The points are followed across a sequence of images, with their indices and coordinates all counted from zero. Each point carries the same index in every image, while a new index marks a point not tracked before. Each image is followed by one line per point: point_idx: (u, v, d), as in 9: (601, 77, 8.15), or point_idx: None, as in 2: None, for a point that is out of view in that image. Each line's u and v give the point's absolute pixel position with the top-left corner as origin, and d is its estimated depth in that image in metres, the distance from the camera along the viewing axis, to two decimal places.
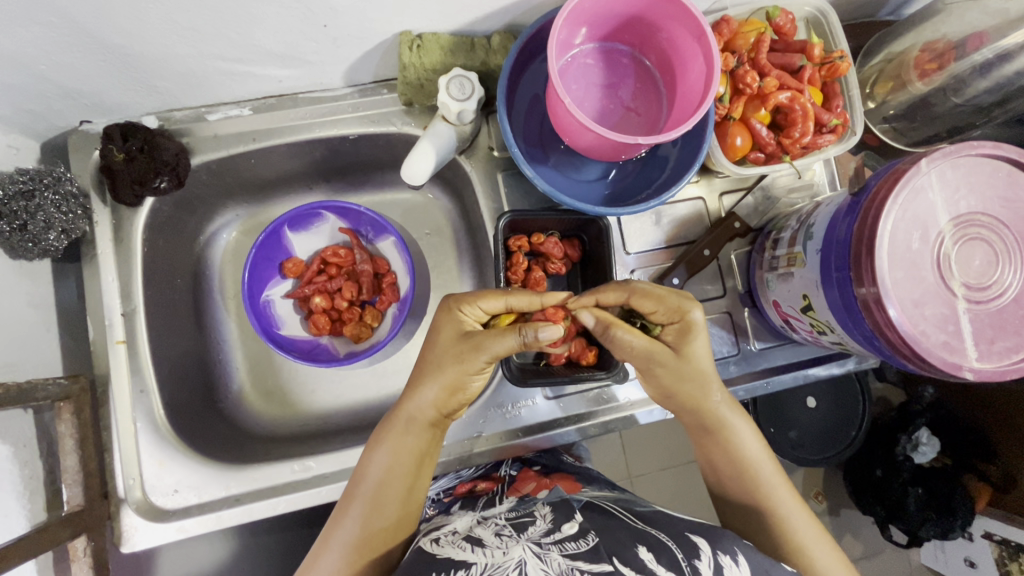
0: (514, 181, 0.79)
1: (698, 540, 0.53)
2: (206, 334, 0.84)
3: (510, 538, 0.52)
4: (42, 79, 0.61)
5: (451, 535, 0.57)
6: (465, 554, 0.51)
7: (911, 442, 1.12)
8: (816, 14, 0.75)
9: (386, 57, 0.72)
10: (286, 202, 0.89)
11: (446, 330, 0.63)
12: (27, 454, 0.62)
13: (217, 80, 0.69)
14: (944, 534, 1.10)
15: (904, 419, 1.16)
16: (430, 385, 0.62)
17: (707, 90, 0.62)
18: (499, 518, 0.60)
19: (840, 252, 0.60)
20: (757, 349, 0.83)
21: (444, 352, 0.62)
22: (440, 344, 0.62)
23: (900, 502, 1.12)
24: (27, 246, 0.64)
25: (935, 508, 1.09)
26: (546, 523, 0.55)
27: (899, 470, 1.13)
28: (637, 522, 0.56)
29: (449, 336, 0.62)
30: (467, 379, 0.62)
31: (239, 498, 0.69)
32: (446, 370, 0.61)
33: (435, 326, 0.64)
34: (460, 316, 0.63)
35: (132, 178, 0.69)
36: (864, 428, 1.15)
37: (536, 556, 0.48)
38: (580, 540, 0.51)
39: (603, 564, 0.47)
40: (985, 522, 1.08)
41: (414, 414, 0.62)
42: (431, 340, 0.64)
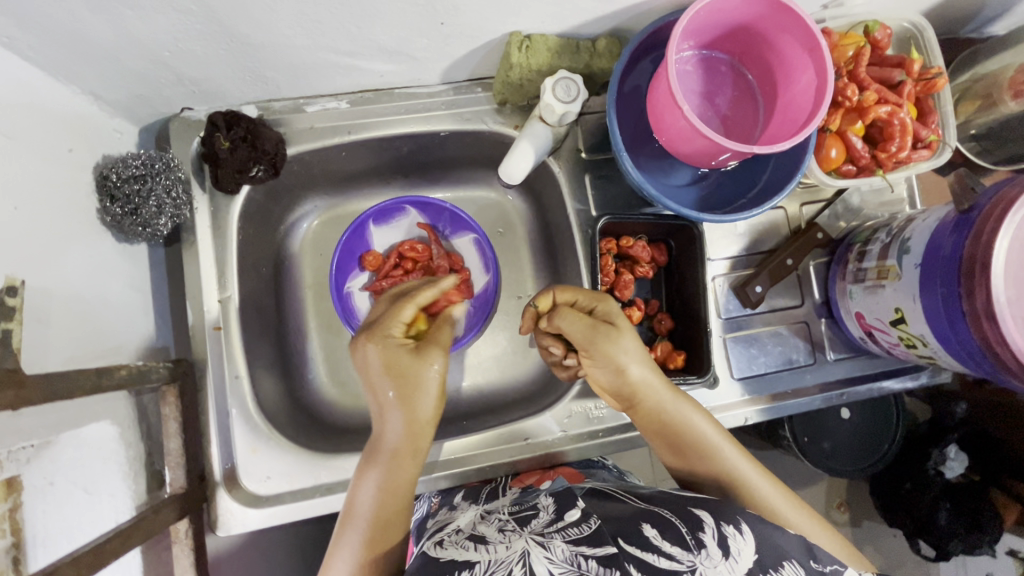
0: (600, 184, 0.80)
1: (700, 513, 0.53)
2: (285, 322, 0.84)
3: (514, 531, 0.53)
4: (163, 65, 0.62)
5: (454, 535, 0.57)
6: (467, 553, 0.50)
7: (940, 457, 1.13)
8: (912, 29, 0.75)
9: (488, 56, 0.72)
10: (366, 195, 0.90)
11: (388, 355, 0.63)
12: (131, 435, 0.63)
13: (324, 72, 0.70)
14: (969, 548, 1.10)
15: (935, 432, 1.17)
16: (401, 408, 0.62)
17: (818, 103, 0.62)
18: (502, 513, 0.61)
19: (946, 267, 0.61)
20: (832, 359, 0.83)
21: (392, 377, 0.63)
22: (382, 371, 0.63)
23: (929, 516, 1.13)
24: (137, 229, 0.65)
25: (964, 522, 1.10)
26: (550, 514, 0.55)
27: (930, 485, 1.13)
28: (641, 504, 0.57)
29: (395, 355, 0.63)
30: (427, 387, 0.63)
31: (329, 487, 0.70)
32: (401, 387, 0.62)
33: (382, 348, 0.64)
34: (386, 336, 0.65)
35: (234, 167, 0.70)
36: (897, 442, 1.17)
37: (540, 545, 0.47)
38: (582, 525, 0.50)
39: (607, 546, 0.46)
40: (1010, 540, 1.11)
41: (389, 442, 0.62)
42: (382, 364, 0.63)
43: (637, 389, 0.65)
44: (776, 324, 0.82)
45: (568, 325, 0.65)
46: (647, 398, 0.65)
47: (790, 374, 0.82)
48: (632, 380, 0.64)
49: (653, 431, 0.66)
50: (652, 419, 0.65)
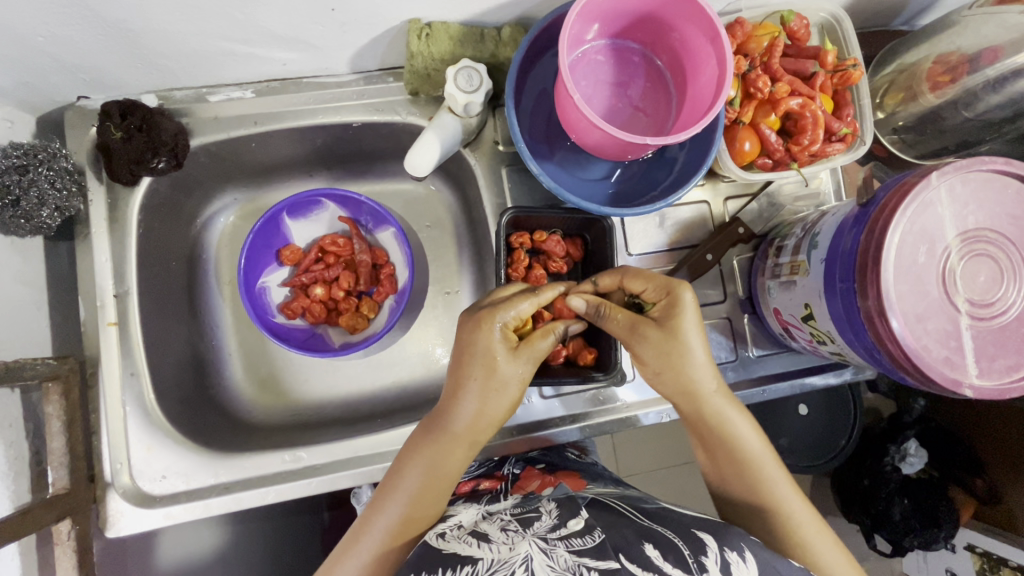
0: (518, 177, 0.79)
1: (705, 537, 0.52)
2: (200, 318, 0.82)
3: (516, 533, 0.53)
4: (40, 52, 0.60)
5: (457, 529, 0.58)
6: (470, 550, 0.52)
7: (899, 452, 1.11)
8: (830, 20, 0.74)
9: (394, 45, 0.70)
10: (288, 188, 0.88)
11: (485, 343, 0.60)
12: (13, 434, 0.60)
13: (221, 60, 0.68)
14: (929, 544, 1.09)
15: (894, 430, 1.15)
16: (478, 392, 0.61)
17: (718, 93, 0.61)
18: (505, 514, 0.60)
19: (845, 263, 0.60)
20: (755, 356, 0.82)
21: (484, 368, 0.60)
22: (483, 359, 0.60)
23: (886, 511, 1.11)
24: (20, 222, 0.63)
25: (920, 517, 1.08)
26: (553, 519, 0.55)
27: (886, 480, 1.11)
28: (644, 520, 0.56)
29: (496, 349, 0.60)
30: (508, 383, 0.61)
31: (228, 486, 0.68)
32: (485, 377, 0.61)
33: (485, 341, 0.60)
34: (495, 326, 0.60)
35: (129, 157, 0.68)
36: (853, 438, 1.15)
37: (542, 552, 0.48)
38: (586, 536, 0.51)
39: (609, 561, 0.46)
40: (968, 534, 1.07)
41: (458, 427, 0.62)
42: (482, 355, 0.61)
43: (683, 381, 0.61)
44: None
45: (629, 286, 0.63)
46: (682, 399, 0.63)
47: None
48: (687, 378, 0.61)
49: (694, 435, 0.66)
50: (696, 423, 0.64)
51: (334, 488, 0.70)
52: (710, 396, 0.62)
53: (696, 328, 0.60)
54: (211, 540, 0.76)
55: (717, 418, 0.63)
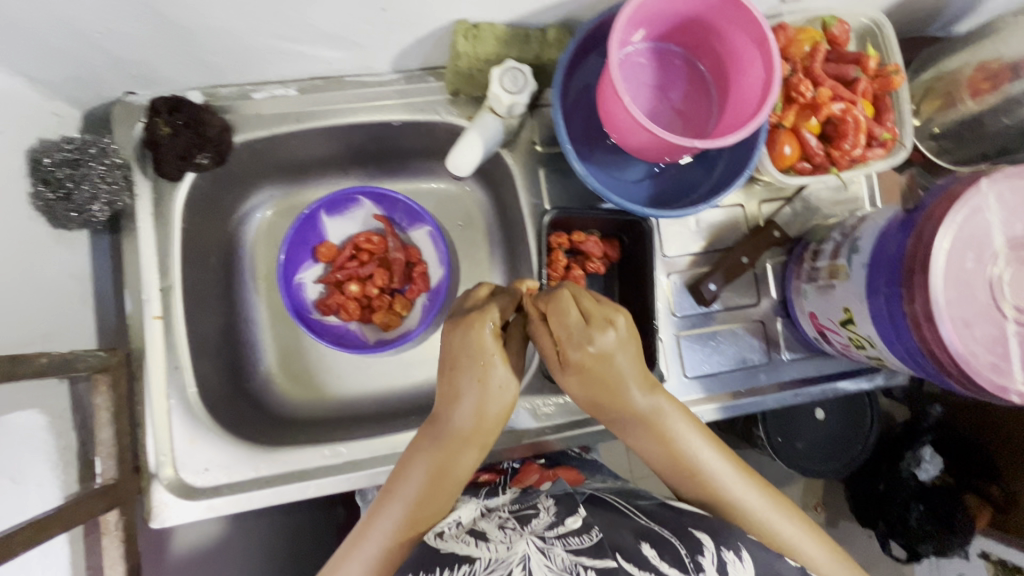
0: (555, 177, 0.79)
1: (701, 536, 0.55)
2: (236, 313, 0.83)
3: (514, 530, 0.54)
4: (96, 47, 0.60)
5: (456, 527, 0.60)
6: (469, 549, 0.53)
7: (914, 458, 1.12)
8: (871, 26, 0.74)
9: (438, 45, 0.71)
10: (323, 185, 0.88)
11: (475, 344, 0.61)
12: (62, 424, 0.62)
13: (268, 58, 0.68)
14: (944, 551, 1.08)
15: (910, 436, 1.15)
16: (475, 395, 0.62)
17: (765, 97, 0.61)
18: (503, 510, 0.62)
19: (890, 268, 0.60)
20: (788, 359, 0.82)
21: (473, 371, 0.61)
22: (472, 360, 0.61)
23: (902, 517, 1.11)
24: (70, 215, 0.64)
25: (934, 523, 1.07)
26: (550, 517, 0.56)
27: (903, 485, 1.12)
28: (643, 519, 0.58)
29: (485, 348, 0.61)
30: (501, 387, 0.62)
31: (269, 480, 0.69)
32: (478, 380, 0.62)
33: (475, 343, 0.61)
34: (486, 327, 0.61)
35: (176, 153, 0.69)
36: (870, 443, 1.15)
37: (540, 551, 0.49)
38: (583, 535, 0.52)
39: (607, 560, 0.48)
40: (984, 542, 1.06)
41: (459, 431, 0.63)
42: (473, 356, 0.61)
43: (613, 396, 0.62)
44: (730, 324, 0.82)
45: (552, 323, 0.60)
46: (611, 410, 0.64)
47: (744, 373, 0.81)
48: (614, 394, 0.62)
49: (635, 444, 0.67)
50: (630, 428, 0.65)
51: (376, 483, 0.71)
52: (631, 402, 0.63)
53: (621, 351, 0.60)
54: (239, 531, 0.77)
55: (647, 422, 0.64)
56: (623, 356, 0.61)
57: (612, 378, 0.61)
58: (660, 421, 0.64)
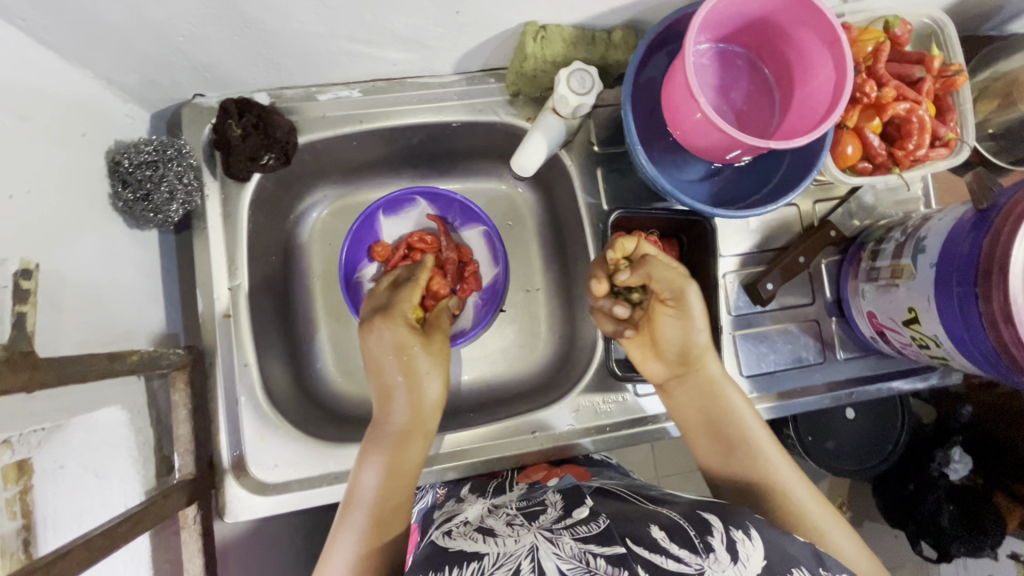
0: (612, 178, 0.80)
1: (709, 518, 0.53)
2: (293, 311, 0.84)
3: (522, 526, 0.54)
4: (175, 50, 0.61)
5: (463, 527, 0.59)
6: (478, 546, 0.52)
7: (943, 458, 1.11)
8: (932, 26, 0.74)
9: (502, 47, 0.71)
10: (376, 185, 0.89)
11: (394, 334, 0.69)
12: (141, 420, 0.63)
13: (336, 60, 0.69)
14: (975, 551, 1.08)
15: (940, 436, 1.15)
16: (405, 386, 0.69)
17: (837, 98, 0.61)
18: (510, 508, 0.62)
19: (962, 267, 0.60)
20: (843, 359, 0.83)
21: (399, 360, 0.69)
22: (392, 351, 0.69)
23: (933, 516, 1.11)
24: (148, 215, 0.65)
25: (967, 524, 1.07)
26: (557, 510, 0.57)
27: (933, 486, 1.11)
28: (649, 507, 0.58)
29: (403, 342, 0.69)
30: (426, 372, 0.70)
31: (337, 476, 0.70)
32: (404, 370, 0.69)
33: (391, 335, 0.69)
34: (398, 320, 0.70)
35: (245, 154, 0.70)
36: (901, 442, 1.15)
37: (548, 541, 0.49)
38: (591, 523, 0.52)
39: (615, 546, 0.48)
40: (1011, 542, 1.04)
41: (397, 426, 0.67)
42: (390, 349, 0.69)
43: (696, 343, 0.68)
44: (786, 323, 0.82)
45: (657, 274, 0.65)
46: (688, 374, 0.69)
47: (799, 372, 0.82)
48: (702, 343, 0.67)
49: (696, 417, 0.70)
50: (695, 401, 0.70)
51: None
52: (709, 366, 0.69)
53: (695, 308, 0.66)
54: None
55: (711, 393, 0.69)
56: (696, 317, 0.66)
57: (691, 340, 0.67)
58: (724, 393, 0.69)
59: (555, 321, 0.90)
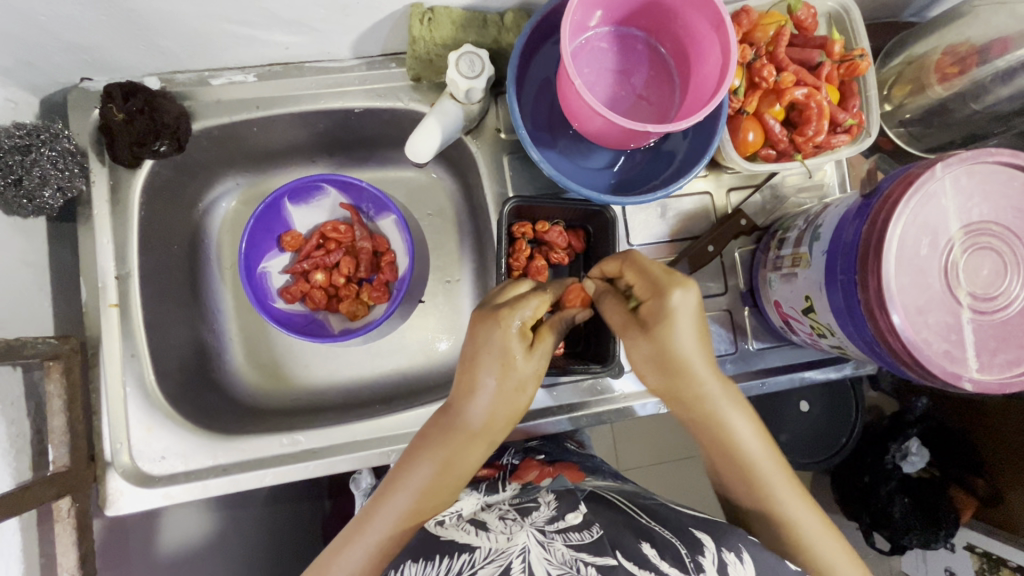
0: (520, 165, 0.78)
1: (701, 537, 0.53)
2: (201, 302, 0.83)
3: (514, 522, 0.54)
4: (41, 31, 0.59)
5: (456, 518, 0.59)
6: (469, 538, 0.54)
7: (900, 451, 1.09)
8: (838, 10, 0.72)
9: (395, 30, 0.70)
10: (289, 173, 0.88)
11: (514, 340, 0.57)
12: (15, 412, 0.60)
13: (222, 43, 0.67)
14: (927, 544, 1.06)
15: (894, 428, 1.12)
16: (492, 391, 0.58)
17: (722, 82, 0.60)
18: (503, 505, 0.61)
19: (847, 255, 0.59)
20: (755, 349, 0.82)
21: (496, 365, 0.57)
22: (494, 355, 0.57)
23: (885, 509, 1.09)
24: (22, 202, 0.63)
25: (920, 516, 1.06)
26: (550, 511, 0.56)
27: (887, 478, 1.10)
28: (643, 518, 0.57)
29: (511, 348, 0.57)
30: (524, 379, 0.59)
31: (226, 468, 0.69)
32: (490, 373, 0.57)
33: (501, 342, 0.57)
34: (507, 323, 0.57)
35: (131, 138, 0.68)
36: (853, 437, 1.14)
37: (540, 545, 0.49)
38: (584, 531, 0.52)
39: (607, 557, 0.48)
40: (969, 534, 1.04)
41: (465, 427, 0.60)
42: (498, 356, 0.57)
43: (687, 360, 0.57)
44: None
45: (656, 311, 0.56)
46: (682, 389, 0.59)
47: None
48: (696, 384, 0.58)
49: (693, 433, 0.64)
50: (693, 420, 0.62)
51: (333, 471, 0.71)
52: (705, 393, 0.59)
53: (690, 327, 0.56)
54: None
55: (711, 414, 0.60)
56: (688, 342, 0.56)
57: (674, 361, 0.57)
58: (727, 418, 0.60)
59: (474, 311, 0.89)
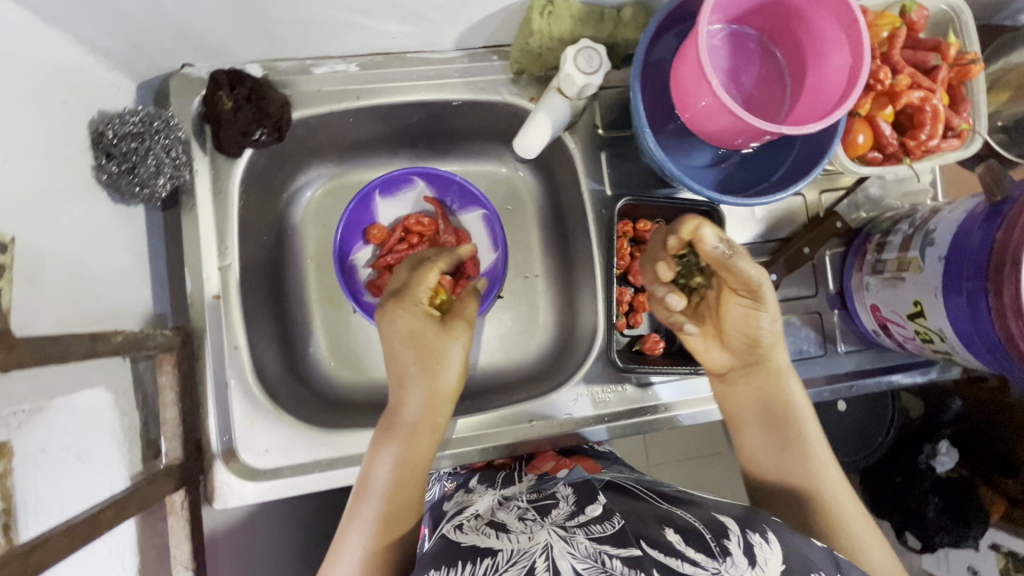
0: (617, 162, 0.78)
1: (726, 521, 0.50)
2: (285, 294, 0.82)
3: (535, 521, 0.51)
4: (165, 15, 0.58)
5: (474, 521, 0.56)
6: (490, 541, 0.49)
7: (930, 450, 1.07)
8: (948, 12, 0.72)
9: (506, 21, 0.69)
10: (373, 165, 0.86)
11: (423, 317, 0.64)
12: (127, 403, 0.61)
13: (333, 31, 0.66)
14: (958, 543, 1.04)
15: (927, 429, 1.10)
16: (422, 378, 0.63)
17: (852, 85, 0.60)
18: (521, 501, 0.60)
19: (973, 261, 0.59)
20: (843, 352, 0.82)
21: (418, 351, 0.63)
22: (413, 342, 0.63)
23: (918, 508, 1.06)
24: (133, 189, 0.63)
25: (952, 516, 1.03)
26: (569, 506, 0.54)
27: (920, 478, 1.07)
28: (664, 505, 0.56)
29: (420, 325, 0.64)
30: (452, 356, 0.64)
31: (330, 463, 0.69)
32: (417, 360, 0.63)
33: (411, 320, 0.64)
34: (413, 302, 0.65)
35: (237, 129, 0.68)
36: (891, 436, 1.13)
37: (563, 539, 0.46)
38: (606, 523, 0.49)
39: (632, 548, 0.45)
40: (994, 533, 1.02)
41: (409, 420, 0.62)
42: (412, 339, 0.63)
43: (766, 342, 0.63)
44: (789, 315, 0.80)
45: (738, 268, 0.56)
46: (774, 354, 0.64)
47: (800, 364, 0.81)
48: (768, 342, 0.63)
49: (753, 412, 0.65)
50: (753, 381, 0.65)
51: None
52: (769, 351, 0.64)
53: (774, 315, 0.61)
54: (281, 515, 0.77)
55: (769, 375, 0.65)
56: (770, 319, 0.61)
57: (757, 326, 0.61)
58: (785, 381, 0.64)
59: (555, 308, 0.88)
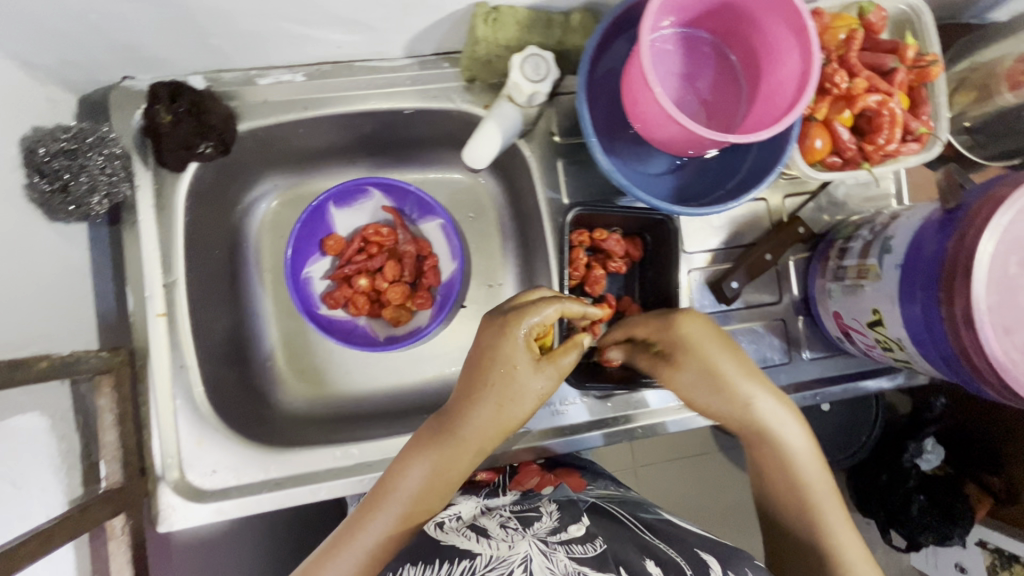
0: (575, 170, 0.76)
1: (708, 558, 0.49)
2: (240, 308, 0.80)
3: (517, 531, 0.52)
4: (94, 29, 0.56)
5: (456, 522, 0.58)
6: (469, 544, 0.51)
7: (915, 449, 1.03)
8: (907, 12, 0.70)
9: (454, 29, 0.67)
10: (329, 174, 0.85)
11: (522, 345, 0.57)
12: (65, 426, 0.59)
13: (275, 41, 0.64)
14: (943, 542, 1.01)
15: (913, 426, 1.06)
16: (493, 400, 0.57)
17: (801, 91, 0.58)
18: (505, 510, 0.60)
19: (928, 270, 0.58)
20: (808, 358, 0.81)
21: (505, 374, 0.57)
22: (502, 362, 0.57)
23: (902, 508, 1.04)
24: (67, 208, 0.61)
25: (937, 515, 1.00)
26: (552, 522, 0.53)
27: (905, 477, 1.04)
28: (646, 533, 0.54)
29: (519, 355, 0.57)
30: (530, 390, 0.58)
31: (278, 482, 0.67)
32: (494, 381, 0.57)
33: (508, 350, 0.57)
34: (518, 331, 0.57)
35: (178, 143, 0.66)
36: (876, 434, 1.10)
37: (542, 554, 0.46)
38: (587, 544, 0.48)
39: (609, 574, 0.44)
40: (980, 530, 1.00)
41: (465, 434, 0.58)
42: (503, 362, 0.57)
43: (746, 404, 0.62)
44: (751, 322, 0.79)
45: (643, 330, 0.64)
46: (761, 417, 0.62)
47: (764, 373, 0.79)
48: (741, 408, 0.62)
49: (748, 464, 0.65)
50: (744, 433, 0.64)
51: None
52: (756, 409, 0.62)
53: (742, 377, 0.61)
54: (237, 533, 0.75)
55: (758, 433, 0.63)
56: (746, 384, 0.61)
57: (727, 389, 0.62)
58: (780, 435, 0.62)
59: None
